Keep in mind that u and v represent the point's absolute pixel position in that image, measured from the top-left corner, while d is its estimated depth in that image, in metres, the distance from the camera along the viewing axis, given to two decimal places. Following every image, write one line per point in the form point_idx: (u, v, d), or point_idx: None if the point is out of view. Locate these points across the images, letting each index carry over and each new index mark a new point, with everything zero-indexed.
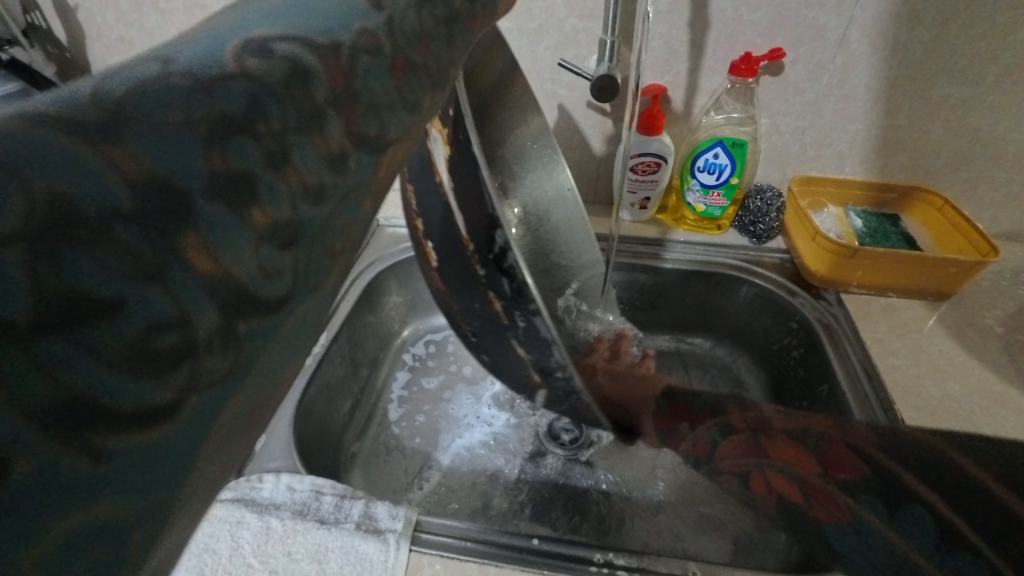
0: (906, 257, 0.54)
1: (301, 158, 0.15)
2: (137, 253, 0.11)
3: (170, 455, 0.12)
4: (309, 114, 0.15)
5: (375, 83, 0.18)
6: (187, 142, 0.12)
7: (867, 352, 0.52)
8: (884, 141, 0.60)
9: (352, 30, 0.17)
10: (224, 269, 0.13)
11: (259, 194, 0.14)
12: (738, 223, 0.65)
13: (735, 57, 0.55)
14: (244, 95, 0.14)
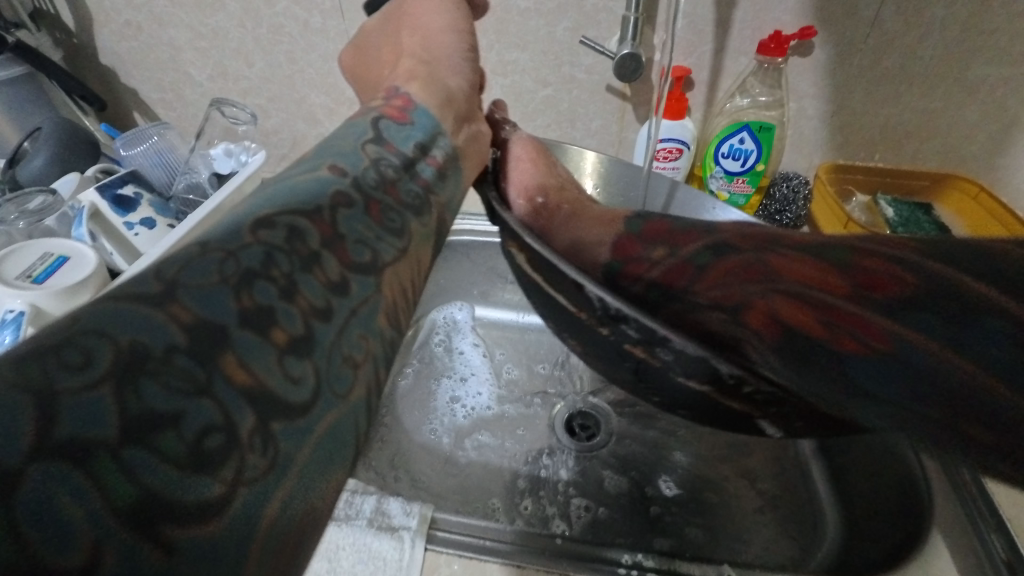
0: None
1: (304, 289, 0.19)
2: (178, 368, 0.15)
3: (231, 538, 0.14)
4: (312, 260, 0.20)
5: (355, 226, 0.22)
6: (218, 291, 0.17)
7: None
8: (917, 125, 0.57)
9: (329, 194, 0.23)
10: (250, 377, 0.16)
11: (273, 321, 0.18)
12: (763, 213, 0.61)
13: (763, 37, 0.53)
14: (258, 253, 0.19)
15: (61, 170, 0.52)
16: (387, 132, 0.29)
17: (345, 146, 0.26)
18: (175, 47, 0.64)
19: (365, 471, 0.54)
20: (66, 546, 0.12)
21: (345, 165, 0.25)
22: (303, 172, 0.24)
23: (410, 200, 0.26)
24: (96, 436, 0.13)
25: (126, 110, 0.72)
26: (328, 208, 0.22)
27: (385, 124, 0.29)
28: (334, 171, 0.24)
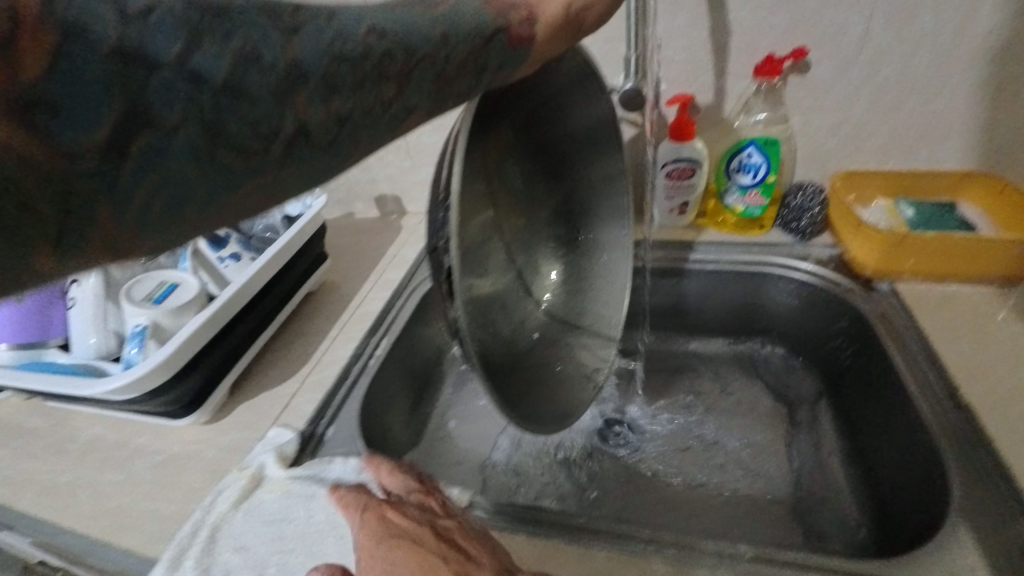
0: (964, 241, 0.53)
1: (340, 93, 0.25)
2: (279, 74, 0.23)
3: (206, 152, 0.22)
4: (382, 78, 0.27)
5: (420, 84, 0.28)
6: (323, 54, 0.25)
7: (924, 340, 0.51)
8: (929, 127, 0.59)
9: (426, 44, 0.28)
10: (307, 113, 0.24)
11: (331, 94, 0.25)
12: (780, 222, 0.65)
13: (758, 60, 0.58)
14: (359, 46, 0.26)
15: None
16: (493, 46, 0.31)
17: (464, 21, 0.30)
18: None
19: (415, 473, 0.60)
20: (36, 95, 0.18)
21: (451, 32, 0.29)
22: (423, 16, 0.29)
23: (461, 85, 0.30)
24: (87, 87, 0.19)
25: None
26: (420, 55, 0.28)
27: (498, 40, 0.31)
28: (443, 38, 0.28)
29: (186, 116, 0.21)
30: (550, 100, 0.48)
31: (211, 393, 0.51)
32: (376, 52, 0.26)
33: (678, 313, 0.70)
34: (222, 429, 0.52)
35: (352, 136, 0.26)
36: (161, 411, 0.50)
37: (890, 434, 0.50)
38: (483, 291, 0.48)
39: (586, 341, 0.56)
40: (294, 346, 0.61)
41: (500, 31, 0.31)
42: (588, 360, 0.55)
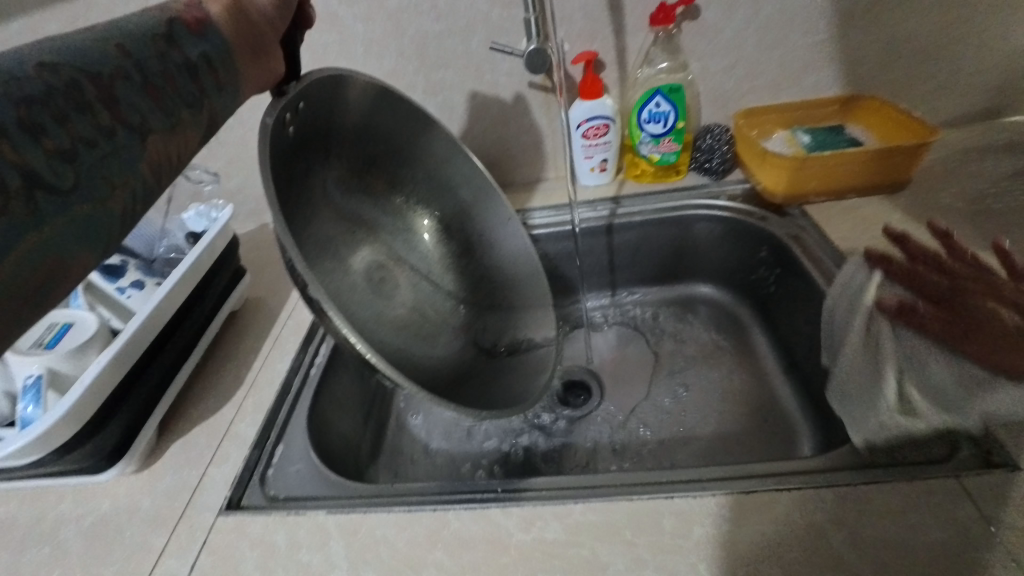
0: (854, 156, 0.57)
1: (73, 120, 0.23)
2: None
3: (19, 229, 0.20)
4: (90, 109, 0.24)
5: (131, 95, 0.26)
6: (0, 98, 0.20)
7: (836, 253, 0.55)
8: (810, 59, 0.63)
9: (110, 63, 0.26)
10: (23, 161, 0.20)
11: (66, 122, 0.22)
12: (695, 166, 0.68)
13: (652, 11, 0.59)
14: (106, 59, 0.25)
15: None
16: (177, 33, 0.31)
17: (137, 33, 0.28)
18: None
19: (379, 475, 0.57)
20: None
21: (130, 47, 0.27)
22: (89, 36, 0.26)
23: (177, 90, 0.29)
24: None
25: None
26: (109, 74, 0.25)
27: (177, 27, 0.31)
28: (120, 51, 0.26)
29: None
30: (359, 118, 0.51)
31: (136, 438, 0.46)
32: (59, 85, 0.23)
33: (616, 271, 0.71)
34: (155, 476, 0.47)
35: (105, 175, 0.24)
36: (77, 469, 0.44)
37: (822, 341, 0.53)
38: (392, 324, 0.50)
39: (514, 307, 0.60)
40: (223, 373, 0.56)
41: (175, 20, 0.31)
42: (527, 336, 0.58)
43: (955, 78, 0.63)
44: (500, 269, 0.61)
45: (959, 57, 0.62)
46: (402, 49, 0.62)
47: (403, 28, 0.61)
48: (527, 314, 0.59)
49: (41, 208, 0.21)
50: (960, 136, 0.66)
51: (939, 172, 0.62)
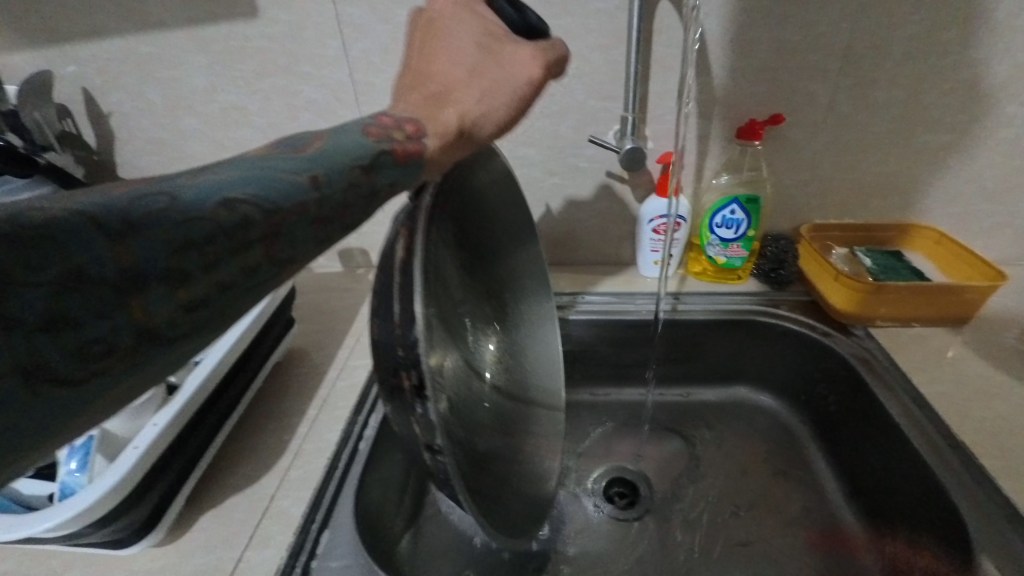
0: (924, 288, 0.58)
1: (221, 265, 0.19)
2: (104, 291, 0.16)
3: (59, 415, 0.16)
4: (245, 247, 0.20)
5: (299, 236, 0.22)
6: (162, 247, 0.18)
7: (911, 383, 0.54)
8: (880, 185, 0.65)
9: (296, 201, 0.22)
10: (149, 319, 0.17)
11: (215, 267, 0.19)
12: (759, 271, 0.68)
13: (739, 123, 0.61)
14: (289, 190, 0.22)
15: None
16: (379, 165, 0.27)
17: (338, 160, 0.25)
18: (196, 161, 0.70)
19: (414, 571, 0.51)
20: None
21: (327, 179, 0.24)
22: (288, 165, 0.23)
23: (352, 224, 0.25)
24: None
25: None
26: (284, 211, 0.22)
27: (384, 160, 0.27)
28: (313, 184, 0.23)
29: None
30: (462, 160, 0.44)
31: (167, 511, 0.41)
32: (227, 226, 0.20)
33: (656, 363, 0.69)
34: (184, 552, 0.42)
35: (224, 315, 0.20)
36: (102, 543, 0.39)
37: (893, 474, 0.52)
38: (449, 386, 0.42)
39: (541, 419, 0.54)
40: (265, 435, 0.52)
41: (384, 150, 0.27)
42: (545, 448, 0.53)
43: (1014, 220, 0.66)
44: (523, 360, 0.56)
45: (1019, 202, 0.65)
46: None
47: None
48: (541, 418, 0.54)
49: (146, 364, 0.18)
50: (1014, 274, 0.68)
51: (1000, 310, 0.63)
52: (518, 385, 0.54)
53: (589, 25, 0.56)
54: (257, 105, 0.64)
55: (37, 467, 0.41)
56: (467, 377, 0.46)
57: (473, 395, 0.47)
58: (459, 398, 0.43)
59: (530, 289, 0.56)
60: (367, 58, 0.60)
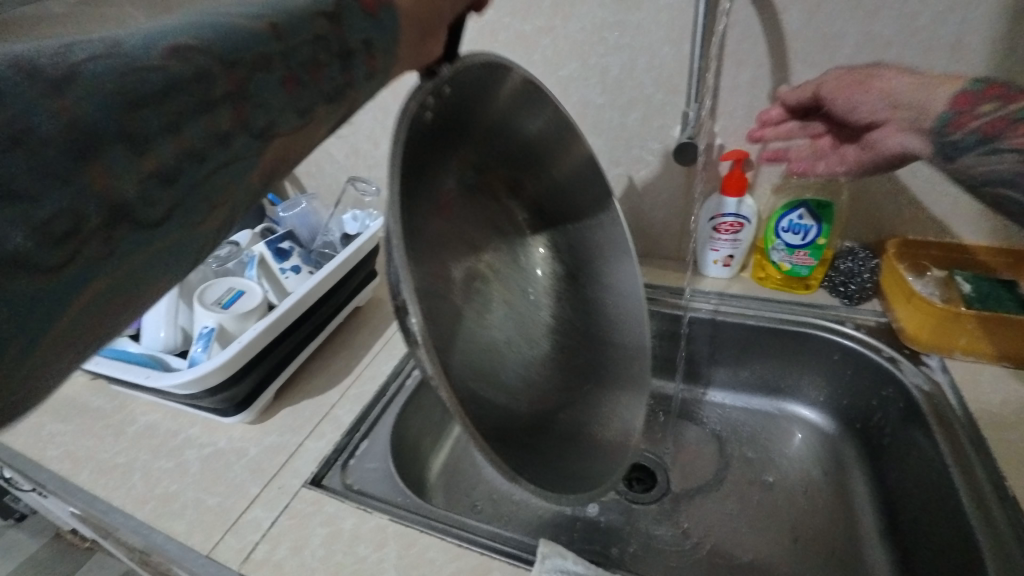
0: (1019, 322, 0.51)
1: (188, 125, 0.20)
2: (57, 150, 0.16)
3: (64, 297, 0.17)
4: (209, 105, 0.20)
5: (265, 90, 0.22)
6: (113, 98, 0.17)
7: (972, 422, 0.49)
8: (996, 203, 0.57)
9: (256, 50, 0.22)
10: (116, 185, 0.18)
11: (178, 128, 0.19)
12: (828, 284, 0.65)
13: (819, 124, 0.58)
14: (225, 29, 0.21)
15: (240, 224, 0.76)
16: (345, 12, 0.26)
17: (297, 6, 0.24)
18: None
19: (435, 494, 0.59)
20: None
21: (284, 27, 0.23)
22: (242, 11, 0.22)
23: (329, 86, 0.26)
24: None
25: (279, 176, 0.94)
26: (247, 62, 0.22)
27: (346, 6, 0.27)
28: (272, 30, 0.23)
29: None
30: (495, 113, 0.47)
31: (259, 396, 0.55)
32: (186, 76, 0.20)
33: (717, 365, 0.70)
34: (265, 431, 0.55)
35: (209, 194, 0.21)
36: (214, 409, 0.54)
37: (931, 514, 0.48)
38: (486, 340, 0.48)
39: (622, 370, 0.55)
40: (338, 358, 0.64)
41: None
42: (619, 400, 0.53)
43: None
44: (602, 317, 0.57)
45: None
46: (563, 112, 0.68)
47: (568, 96, 0.66)
48: (616, 375, 0.55)
49: (125, 244, 0.18)
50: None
51: None
52: (596, 312, 0.58)
53: (663, 20, 0.57)
54: None
55: (183, 346, 0.58)
56: (524, 334, 0.53)
57: (527, 351, 0.52)
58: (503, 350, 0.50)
59: (607, 247, 0.57)
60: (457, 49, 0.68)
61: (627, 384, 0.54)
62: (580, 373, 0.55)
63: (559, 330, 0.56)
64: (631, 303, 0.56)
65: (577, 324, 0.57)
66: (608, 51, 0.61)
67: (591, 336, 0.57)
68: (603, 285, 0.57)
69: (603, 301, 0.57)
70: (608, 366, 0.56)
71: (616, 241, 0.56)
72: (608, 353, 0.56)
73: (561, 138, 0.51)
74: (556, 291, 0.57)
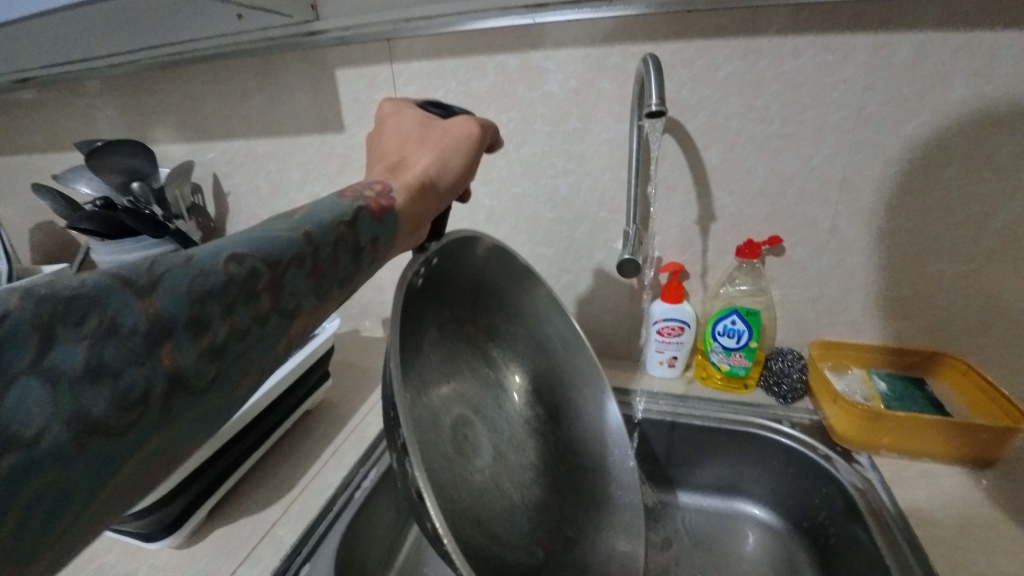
0: (929, 421, 0.56)
1: (239, 311, 0.25)
2: (139, 339, 0.21)
3: (114, 460, 0.20)
4: (255, 297, 0.26)
5: (297, 281, 0.29)
6: (189, 296, 0.23)
7: (904, 519, 0.51)
8: (895, 310, 0.65)
9: (292, 252, 0.29)
10: (177, 363, 0.22)
11: (231, 315, 0.25)
12: (763, 383, 0.69)
13: (740, 241, 0.66)
14: (279, 243, 0.28)
15: None
16: (359, 220, 0.35)
17: (326, 219, 0.32)
18: None
19: None
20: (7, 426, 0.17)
21: (315, 233, 0.31)
22: (284, 226, 0.30)
23: (341, 271, 0.33)
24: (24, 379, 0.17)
25: None
26: (286, 261, 0.28)
27: (362, 216, 0.35)
28: (306, 238, 0.30)
29: (52, 421, 0.18)
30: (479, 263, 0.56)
31: (190, 517, 0.51)
32: (239, 277, 0.26)
33: (685, 467, 0.70)
34: (194, 555, 0.50)
35: (244, 364, 0.25)
36: (137, 534, 0.49)
37: None
38: (466, 472, 0.51)
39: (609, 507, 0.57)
40: (283, 469, 0.61)
41: (364, 208, 0.36)
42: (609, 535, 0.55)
43: None
44: (583, 449, 0.60)
45: None
46: (518, 225, 0.76)
47: (523, 211, 0.75)
48: (604, 509, 0.57)
49: (174, 412, 0.22)
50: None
51: None
52: (576, 446, 0.60)
53: (604, 153, 0.68)
54: None
55: None
56: (504, 471, 0.55)
57: (509, 486, 0.54)
58: (483, 483, 0.52)
59: (580, 382, 0.62)
60: None
61: (614, 516, 0.56)
62: (563, 510, 0.56)
63: (545, 466, 0.58)
64: (603, 432, 0.60)
65: (559, 459, 0.59)
66: (556, 175, 0.71)
67: (575, 472, 0.59)
68: (578, 418, 0.61)
69: (581, 433, 0.61)
70: (592, 504, 0.57)
71: (590, 377, 0.61)
72: (595, 488, 0.58)
73: (523, 282, 0.60)
74: (536, 428, 0.60)
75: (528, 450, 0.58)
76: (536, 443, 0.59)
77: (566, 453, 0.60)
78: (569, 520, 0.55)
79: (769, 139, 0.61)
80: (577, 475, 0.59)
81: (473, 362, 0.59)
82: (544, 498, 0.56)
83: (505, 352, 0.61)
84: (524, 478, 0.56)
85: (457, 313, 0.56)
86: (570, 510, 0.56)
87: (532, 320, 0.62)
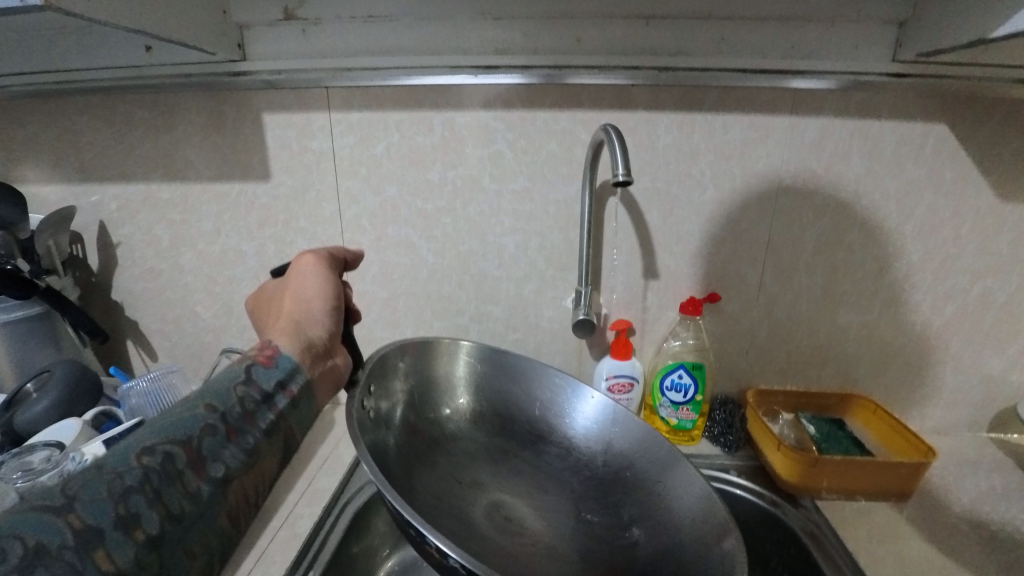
0: (858, 461, 0.60)
1: (160, 498, 0.34)
2: (67, 553, 0.29)
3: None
4: (173, 477, 0.35)
5: (213, 449, 0.37)
6: (103, 503, 0.31)
7: (855, 562, 0.55)
8: (814, 357, 0.72)
9: (197, 427, 0.37)
10: (107, 564, 0.30)
11: (124, 512, 0.32)
12: (708, 434, 0.71)
13: (681, 297, 0.70)
14: (185, 424, 0.37)
15: (58, 411, 0.62)
16: (255, 374, 0.42)
17: (221, 388, 0.40)
18: (189, 291, 0.77)
19: None
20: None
21: (216, 403, 0.39)
22: (182, 408, 0.38)
23: (264, 424, 0.41)
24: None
25: (123, 337, 0.81)
26: (194, 437, 0.37)
27: (256, 369, 0.42)
28: (208, 409, 0.38)
29: None
30: (406, 367, 0.56)
31: None
32: (154, 464, 0.34)
33: None
34: None
35: (172, 547, 0.35)
36: None
37: None
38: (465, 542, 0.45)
39: (644, 488, 0.49)
40: None
41: (252, 363, 0.43)
42: (657, 515, 0.47)
43: (934, 393, 0.72)
44: (581, 450, 0.54)
45: (938, 376, 0.72)
46: (464, 282, 0.73)
47: (468, 268, 0.72)
48: (644, 492, 0.49)
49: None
50: (970, 458, 0.71)
51: (933, 483, 0.67)
52: (578, 455, 0.54)
53: (551, 214, 0.69)
54: (254, 249, 0.74)
55: None
56: (505, 523, 0.49)
57: (517, 538, 0.48)
58: (476, 545, 0.46)
59: (533, 390, 0.58)
60: (359, 221, 0.72)
61: (660, 491, 0.48)
62: (601, 523, 0.49)
63: (559, 495, 0.52)
64: (590, 424, 0.55)
65: (570, 472, 0.53)
66: (505, 233, 0.70)
67: (591, 477, 0.52)
68: (557, 427, 0.56)
69: (571, 438, 0.55)
70: (630, 495, 0.49)
71: (541, 385, 0.58)
72: (620, 481, 0.51)
73: (435, 347, 0.58)
74: (518, 462, 0.55)
75: (530, 491, 0.52)
76: (534, 478, 0.53)
77: (570, 466, 0.54)
78: (614, 518, 0.48)
79: (704, 205, 0.66)
80: (597, 482, 0.52)
81: (419, 425, 0.55)
82: (600, 525, 0.49)
83: (441, 398, 0.58)
84: (537, 518, 0.50)
85: (394, 376, 0.54)
86: (611, 509, 0.49)
87: (455, 361, 0.59)
